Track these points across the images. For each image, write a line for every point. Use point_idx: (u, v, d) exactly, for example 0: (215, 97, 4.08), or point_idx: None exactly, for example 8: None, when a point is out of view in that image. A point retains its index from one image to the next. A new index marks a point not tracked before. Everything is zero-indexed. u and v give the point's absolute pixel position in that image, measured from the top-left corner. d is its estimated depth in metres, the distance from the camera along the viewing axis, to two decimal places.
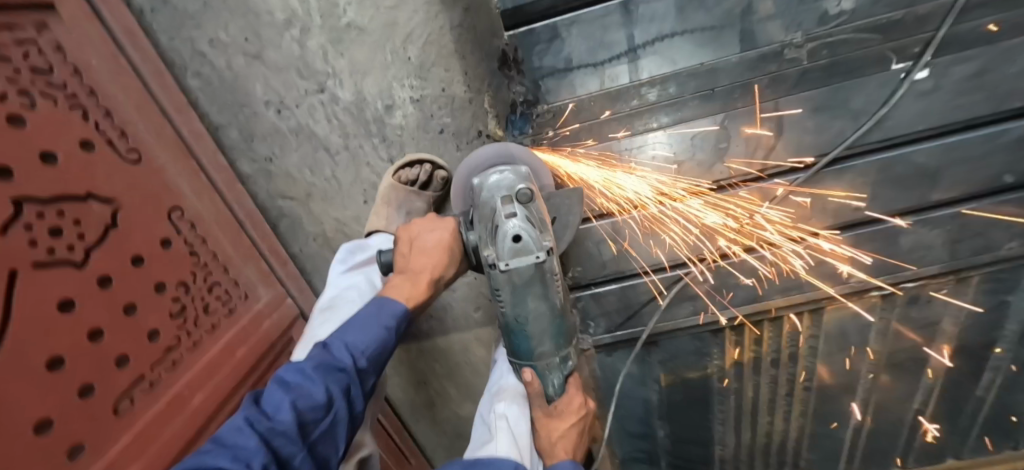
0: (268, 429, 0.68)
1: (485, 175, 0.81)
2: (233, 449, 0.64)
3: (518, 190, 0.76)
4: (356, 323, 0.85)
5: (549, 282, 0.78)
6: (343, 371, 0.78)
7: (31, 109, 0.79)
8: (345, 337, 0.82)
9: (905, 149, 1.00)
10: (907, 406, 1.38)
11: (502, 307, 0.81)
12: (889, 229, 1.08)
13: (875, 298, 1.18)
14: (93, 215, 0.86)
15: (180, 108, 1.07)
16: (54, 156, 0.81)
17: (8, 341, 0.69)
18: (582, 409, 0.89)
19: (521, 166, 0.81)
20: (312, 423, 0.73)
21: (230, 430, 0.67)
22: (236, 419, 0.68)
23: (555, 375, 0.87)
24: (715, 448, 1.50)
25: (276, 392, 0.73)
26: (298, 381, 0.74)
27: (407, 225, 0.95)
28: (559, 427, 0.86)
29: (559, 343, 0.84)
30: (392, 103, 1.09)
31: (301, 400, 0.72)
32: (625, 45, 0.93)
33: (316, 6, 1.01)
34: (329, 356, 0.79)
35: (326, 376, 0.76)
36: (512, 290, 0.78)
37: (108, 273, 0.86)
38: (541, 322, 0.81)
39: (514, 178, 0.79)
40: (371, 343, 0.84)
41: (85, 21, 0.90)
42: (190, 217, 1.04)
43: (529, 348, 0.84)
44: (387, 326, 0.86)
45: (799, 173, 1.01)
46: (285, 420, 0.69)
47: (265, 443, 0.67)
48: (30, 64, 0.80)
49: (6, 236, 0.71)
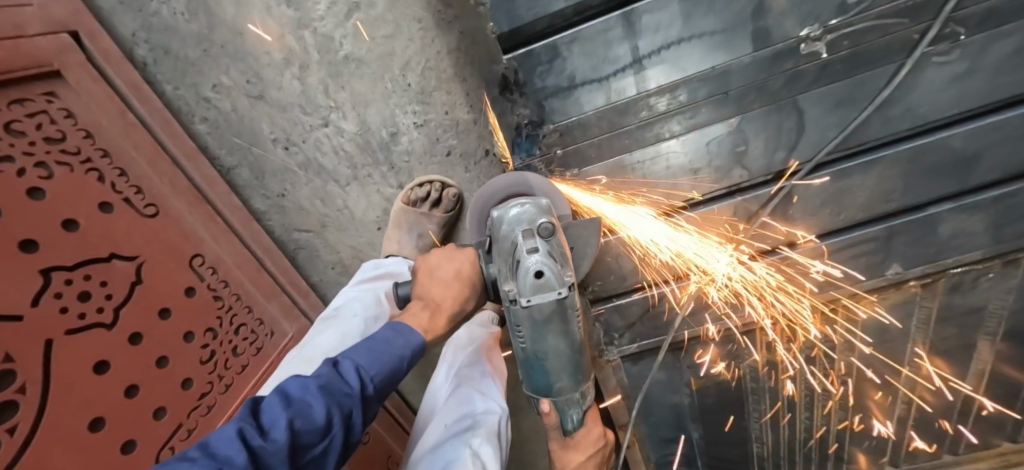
0: (260, 446, 0.51)
1: (504, 206, 0.74)
2: (215, 462, 0.48)
3: (540, 224, 0.70)
4: (373, 343, 0.69)
5: (570, 318, 0.73)
6: (352, 396, 0.62)
7: (49, 179, 0.82)
8: (357, 356, 0.66)
9: (938, 134, 0.94)
10: (956, 396, 1.30)
11: (522, 343, 0.76)
12: (925, 218, 1.03)
13: (913, 290, 1.13)
14: (118, 274, 0.88)
15: (190, 155, 1.02)
16: (76, 222, 0.84)
17: (48, 407, 0.75)
18: (600, 440, 0.87)
19: (542, 197, 0.74)
20: (306, 449, 0.56)
21: (214, 442, 0.51)
22: (229, 428, 0.51)
23: (573, 411, 0.82)
24: (753, 448, 1.45)
25: (273, 404, 0.56)
26: (300, 396, 0.58)
27: (425, 256, 0.86)
28: (573, 461, 0.86)
29: (577, 378, 0.79)
30: (396, 130, 1.09)
31: (299, 420, 0.56)
32: (629, 57, 0.89)
33: (313, 41, 1.00)
34: (336, 376, 0.63)
35: (331, 397, 0.60)
36: (532, 326, 0.73)
37: (137, 330, 0.88)
38: (561, 359, 0.76)
39: (536, 212, 0.72)
40: (383, 371, 0.67)
41: (91, 83, 0.91)
42: (211, 262, 1.03)
43: (547, 384, 0.79)
44: (402, 356, 0.71)
45: (786, 181, 0.99)
46: (277, 439, 0.53)
47: (253, 464, 0.50)
48: (43, 134, 0.83)
49: (36, 309, 0.76)
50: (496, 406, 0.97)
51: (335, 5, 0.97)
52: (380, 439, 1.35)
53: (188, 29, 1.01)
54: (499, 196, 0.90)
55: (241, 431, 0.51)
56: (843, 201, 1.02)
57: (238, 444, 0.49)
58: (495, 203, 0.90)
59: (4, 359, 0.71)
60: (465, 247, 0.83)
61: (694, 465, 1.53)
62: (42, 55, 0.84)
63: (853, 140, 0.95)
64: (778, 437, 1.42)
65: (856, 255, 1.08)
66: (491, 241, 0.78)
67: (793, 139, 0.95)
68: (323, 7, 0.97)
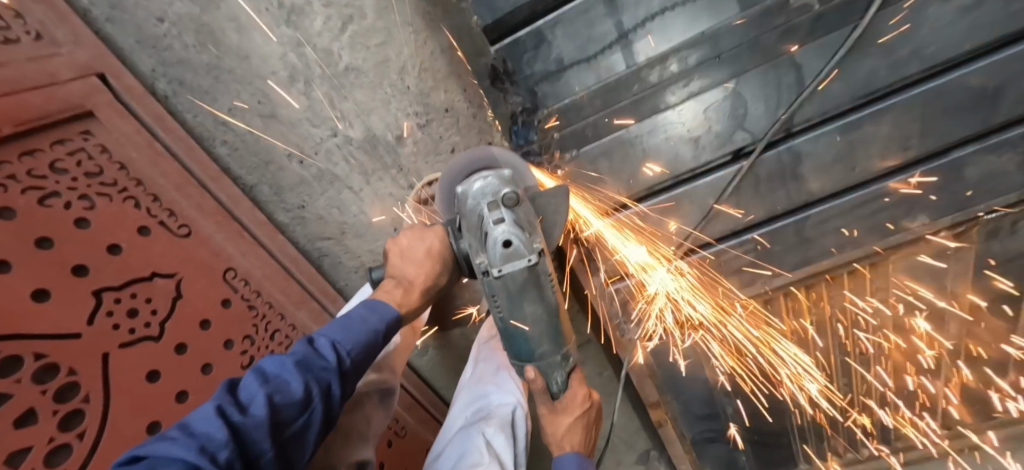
0: (240, 421, 0.56)
1: (467, 182, 0.82)
2: (197, 440, 0.52)
3: (503, 195, 0.78)
4: (347, 321, 0.76)
5: (544, 283, 0.82)
6: (329, 369, 0.68)
7: (91, 210, 0.90)
8: (331, 333, 0.72)
9: (953, 74, 0.90)
10: (1007, 347, 1.23)
11: (500, 313, 0.85)
12: (948, 164, 0.99)
13: (945, 241, 1.08)
14: (161, 291, 0.95)
15: (215, 177, 1.10)
16: (119, 246, 0.92)
17: (110, 418, 0.81)
18: (585, 402, 0.94)
19: (503, 169, 0.81)
20: (286, 423, 0.61)
21: (194, 421, 0.55)
22: (207, 406, 0.56)
23: (558, 373, 0.91)
24: (792, 418, 1.41)
25: (251, 382, 0.62)
26: (277, 374, 0.64)
27: (395, 238, 0.91)
28: (561, 424, 0.92)
29: (558, 342, 0.89)
30: (401, 133, 1.17)
31: (277, 395, 0.61)
32: (614, 34, 0.91)
33: (313, 56, 1.07)
34: (312, 352, 0.68)
35: (308, 372, 0.65)
36: (507, 295, 0.82)
37: (182, 341, 0.96)
38: (540, 324, 0.86)
39: (499, 183, 0.80)
40: (359, 345, 0.74)
41: (120, 119, 0.98)
42: (243, 275, 1.11)
43: (529, 350, 0.88)
44: (376, 330, 0.77)
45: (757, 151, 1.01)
46: (256, 414, 0.58)
47: (236, 437, 0.55)
48: (83, 170, 0.91)
49: (92, 327, 0.83)
50: (511, 398, 1.04)
51: (331, 20, 1.04)
52: (415, 432, 1.39)
53: (200, 59, 1.07)
54: (462, 173, 0.93)
55: (221, 408, 0.56)
56: (856, 155, 1.00)
57: (217, 420, 0.54)
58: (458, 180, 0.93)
59: (69, 373, 0.78)
60: (435, 226, 0.89)
61: (733, 441, 1.49)
62: (75, 97, 0.91)
63: (862, 90, 0.93)
64: (817, 405, 1.37)
65: (875, 209, 1.06)
66: (459, 218, 0.86)
67: (795, 96, 0.94)
68: (320, 23, 1.04)
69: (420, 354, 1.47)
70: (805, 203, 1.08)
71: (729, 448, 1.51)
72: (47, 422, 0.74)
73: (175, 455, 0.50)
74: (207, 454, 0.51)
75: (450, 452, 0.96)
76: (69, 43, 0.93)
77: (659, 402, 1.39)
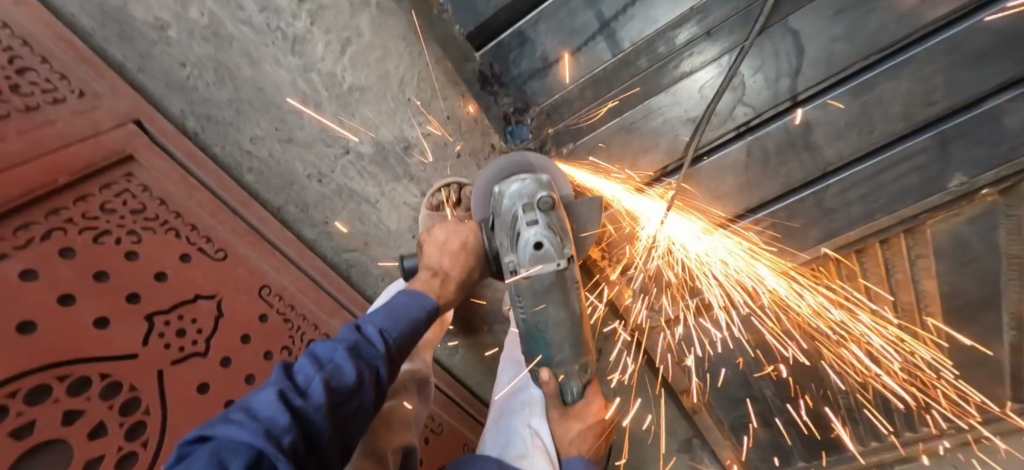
0: (301, 405, 0.56)
1: (506, 183, 0.88)
2: (260, 423, 0.51)
3: (541, 199, 0.85)
4: (391, 309, 0.77)
5: (569, 288, 0.88)
6: (379, 355, 0.69)
7: (140, 243, 0.98)
8: (378, 321, 0.74)
9: (980, 17, 0.85)
10: None
11: (523, 314, 0.91)
12: (979, 118, 0.93)
13: (990, 200, 1.00)
14: (204, 311, 1.03)
15: (245, 202, 1.17)
16: (165, 273, 1.00)
17: (169, 426, 0.89)
18: (601, 412, 0.99)
19: (542, 175, 0.88)
20: (343, 406, 0.61)
21: (257, 404, 0.54)
22: (268, 392, 0.56)
23: (574, 384, 0.97)
24: (837, 399, 1.36)
25: (306, 366, 0.62)
26: (330, 359, 0.64)
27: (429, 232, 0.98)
28: (572, 428, 0.98)
29: (577, 351, 0.94)
30: (408, 143, 1.28)
31: (334, 381, 0.61)
32: (596, 22, 1.03)
33: (320, 81, 1.19)
34: (363, 339, 0.70)
35: (360, 359, 0.66)
36: (533, 296, 0.88)
37: (228, 354, 1.03)
38: (562, 329, 0.91)
39: (536, 187, 0.86)
40: (404, 332, 0.75)
41: (158, 160, 1.06)
42: (278, 290, 1.16)
43: (548, 355, 0.94)
44: (419, 318, 0.80)
45: (777, 120, 1.03)
46: (317, 398, 0.57)
47: (297, 420, 0.54)
48: (128, 208, 1.00)
49: (147, 347, 0.92)
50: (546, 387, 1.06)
51: (331, 43, 1.18)
52: (454, 430, 1.43)
53: (221, 96, 1.16)
54: (504, 171, 1.01)
55: (284, 394, 0.56)
56: (872, 117, 0.98)
57: (280, 405, 0.54)
58: (498, 177, 1.01)
59: (130, 389, 0.87)
60: (469, 223, 1.00)
61: (774, 424, 1.48)
62: (116, 143, 1.00)
63: (870, 47, 0.91)
64: (861, 388, 1.31)
65: (908, 171, 1.01)
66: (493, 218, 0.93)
67: (746, 34, 0.97)
68: (322, 48, 1.18)
69: (451, 353, 1.50)
70: (823, 175, 1.07)
71: (771, 430, 1.50)
72: (115, 432, 0.82)
73: (243, 439, 0.49)
74: (272, 437, 0.50)
75: (496, 441, 1.00)
76: (108, 95, 1.03)
77: (691, 388, 1.44)
